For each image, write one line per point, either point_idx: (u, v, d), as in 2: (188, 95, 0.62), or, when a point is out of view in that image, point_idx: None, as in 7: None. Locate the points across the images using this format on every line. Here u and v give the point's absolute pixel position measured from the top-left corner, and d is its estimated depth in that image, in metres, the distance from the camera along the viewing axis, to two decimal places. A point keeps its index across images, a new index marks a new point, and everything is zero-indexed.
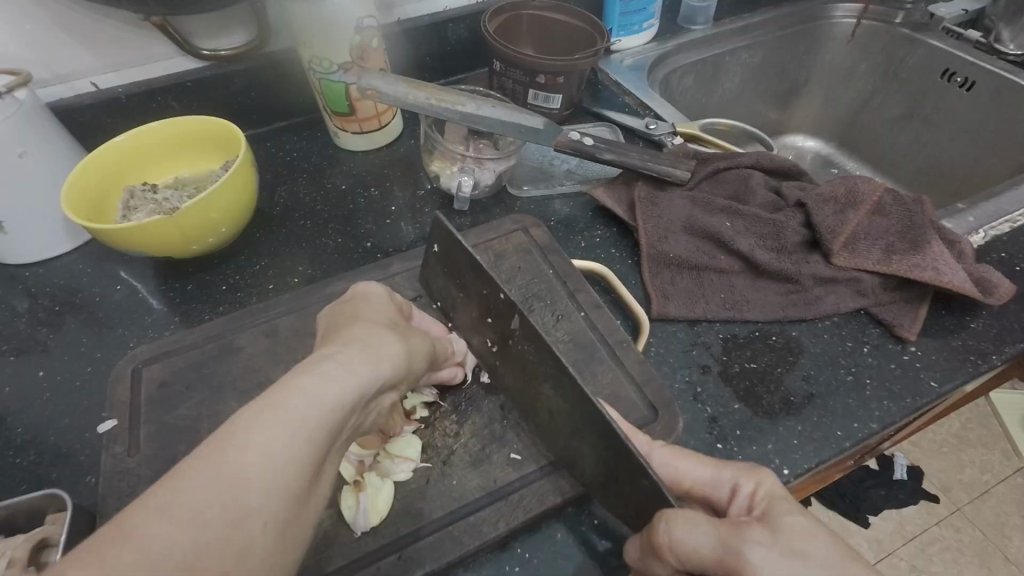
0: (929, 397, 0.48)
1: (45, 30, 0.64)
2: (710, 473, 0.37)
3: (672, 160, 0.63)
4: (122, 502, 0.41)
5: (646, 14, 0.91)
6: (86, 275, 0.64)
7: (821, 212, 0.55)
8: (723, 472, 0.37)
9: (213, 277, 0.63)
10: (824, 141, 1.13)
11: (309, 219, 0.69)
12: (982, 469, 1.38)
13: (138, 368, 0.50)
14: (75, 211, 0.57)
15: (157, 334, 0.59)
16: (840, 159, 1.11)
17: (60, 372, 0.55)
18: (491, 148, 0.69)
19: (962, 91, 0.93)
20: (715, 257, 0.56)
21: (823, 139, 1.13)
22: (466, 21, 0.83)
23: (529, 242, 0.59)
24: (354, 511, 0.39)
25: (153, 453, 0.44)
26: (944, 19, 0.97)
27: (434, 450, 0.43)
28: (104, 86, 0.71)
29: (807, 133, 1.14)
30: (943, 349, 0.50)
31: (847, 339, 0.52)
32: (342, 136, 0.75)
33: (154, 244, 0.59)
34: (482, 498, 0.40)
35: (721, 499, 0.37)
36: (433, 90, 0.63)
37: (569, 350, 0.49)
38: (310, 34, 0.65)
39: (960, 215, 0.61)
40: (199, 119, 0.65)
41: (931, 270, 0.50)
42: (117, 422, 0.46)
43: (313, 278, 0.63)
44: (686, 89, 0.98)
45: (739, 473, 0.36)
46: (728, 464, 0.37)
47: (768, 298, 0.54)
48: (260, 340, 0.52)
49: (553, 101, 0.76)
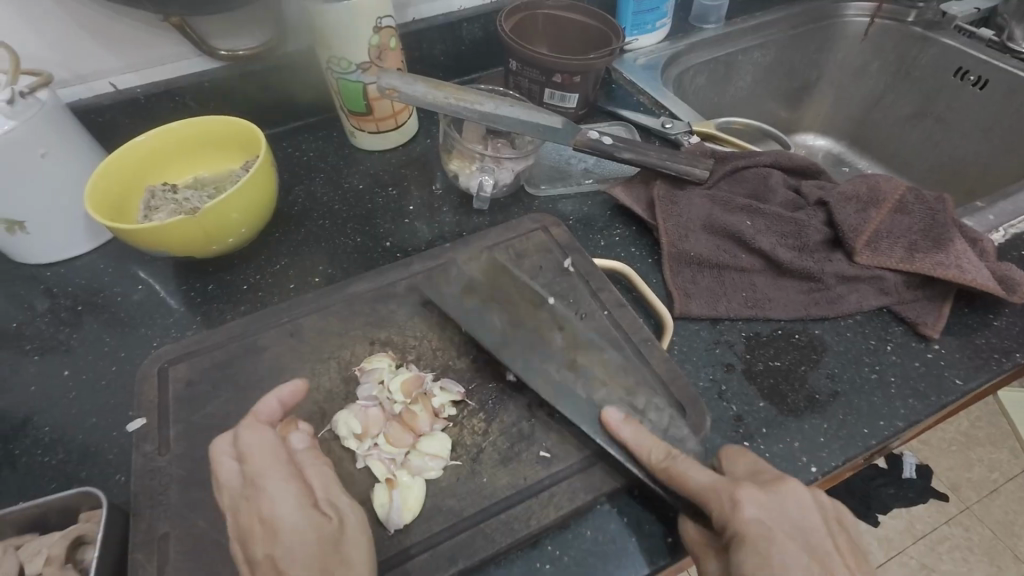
0: (954, 395, 0.48)
1: (66, 31, 0.65)
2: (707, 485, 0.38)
3: (690, 159, 0.63)
4: (154, 500, 0.42)
5: (659, 12, 0.91)
6: (107, 274, 0.65)
7: (842, 212, 0.55)
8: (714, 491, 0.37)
9: (234, 277, 0.63)
10: (835, 139, 1.13)
11: (328, 219, 0.69)
12: (991, 467, 1.38)
13: (164, 367, 0.50)
14: (98, 212, 0.58)
15: (179, 333, 0.59)
16: (851, 158, 1.11)
17: (84, 371, 0.55)
18: (508, 147, 0.69)
19: (975, 90, 0.93)
20: (736, 256, 0.57)
21: (834, 138, 1.14)
22: (481, 21, 0.83)
23: (549, 241, 0.59)
24: (387, 509, 0.40)
25: (182, 451, 0.44)
26: (957, 17, 0.97)
27: (463, 448, 0.43)
28: (122, 86, 0.71)
29: (817, 132, 1.15)
30: (967, 347, 0.50)
31: (870, 337, 0.52)
32: (358, 136, 0.75)
33: (176, 244, 0.59)
34: (513, 496, 0.41)
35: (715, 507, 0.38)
36: (452, 89, 0.63)
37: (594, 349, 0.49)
38: (329, 34, 0.65)
39: (980, 213, 0.61)
40: (218, 119, 0.65)
41: (955, 268, 0.50)
42: (146, 421, 0.46)
43: (334, 277, 0.63)
44: (698, 88, 0.98)
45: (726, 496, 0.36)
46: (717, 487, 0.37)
47: (790, 296, 0.54)
48: (285, 339, 0.52)
49: (569, 100, 0.76)
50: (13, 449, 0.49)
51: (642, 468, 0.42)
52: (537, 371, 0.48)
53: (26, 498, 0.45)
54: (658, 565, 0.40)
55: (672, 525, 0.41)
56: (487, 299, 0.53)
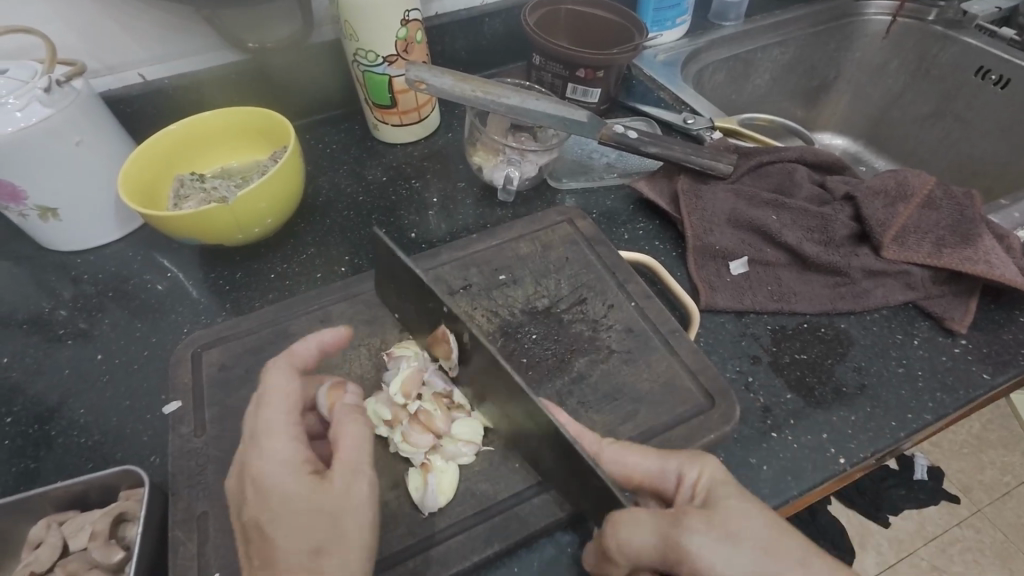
0: (982, 389, 0.48)
1: (98, 22, 0.66)
2: (658, 465, 0.39)
3: (714, 154, 0.64)
4: (191, 480, 0.42)
5: (679, 9, 0.91)
6: (136, 262, 0.66)
7: (868, 207, 0.55)
8: (668, 461, 0.39)
9: (261, 266, 0.64)
10: (851, 138, 1.13)
11: (352, 210, 0.70)
12: (1003, 470, 1.37)
13: (198, 352, 0.51)
14: (130, 199, 0.58)
15: (208, 320, 0.60)
16: (868, 157, 1.11)
17: (116, 356, 0.56)
18: (532, 140, 0.69)
19: (997, 89, 0.93)
20: (762, 250, 0.57)
21: (851, 137, 1.13)
22: (503, 16, 0.84)
23: (574, 233, 0.59)
24: (422, 491, 0.40)
25: (218, 433, 0.45)
26: (978, 16, 0.96)
27: (495, 434, 0.44)
28: (151, 77, 0.72)
29: (834, 131, 1.15)
30: (994, 343, 0.51)
31: (896, 331, 0.52)
32: (381, 128, 0.76)
33: (207, 232, 0.60)
34: (546, 481, 0.41)
35: (667, 488, 0.39)
36: (478, 82, 0.64)
37: (623, 340, 0.50)
38: (357, 27, 0.65)
39: (1005, 211, 0.61)
40: (246, 110, 0.66)
41: (983, 264, 0.51)
42: (182, 404, 0.47)
43: (359, 267, 0.64)
44: (716, 86, 0.99)
45: (682, 462, 0.38)
46: (671, 454, 0.39)
47: (816, 290, 0.54)
48: (315, 325, 0.52)
49: (591, 95, 0.76)
50: (49, 430, 0.50)
51: None
52: (566, 359, 0.48)
53: (64, 478, 0.46)
54: None
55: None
56: (514, 289, 0.54)
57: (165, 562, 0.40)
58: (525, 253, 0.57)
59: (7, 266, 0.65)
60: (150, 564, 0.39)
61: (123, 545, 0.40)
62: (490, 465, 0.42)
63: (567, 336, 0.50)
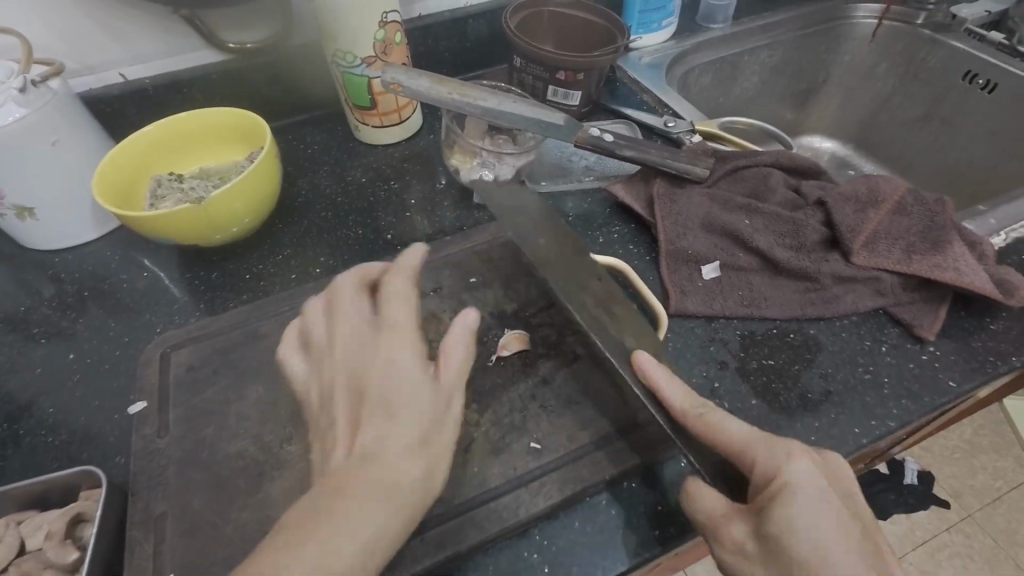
0: (948, 397, 0.48)
1: (77, 23, 0.66)
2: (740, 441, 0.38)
3: (690, 158, 0.64)
4: (152, 480, 0.43)
5: (665, 11, 0.91)
6: (113, 262, 0.66)
7: (839, 212, 0.55)
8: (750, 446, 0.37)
9: (237, 266, 0.64)
10: (841, 142, 1.13)
11: (330, 211, 0.70)
12: (993, 476, 1.37)
13: (166, 352, 0.51)
14: (105, 199, 0.59)
15: (182, 320, 0.60)
16: (857, 160, 1.10)
17: (89, 355, 0.56)
18: (510, 143, 0.69)
19: (984, 94, 0.93)
20: (733, 255, 0.57)
21: (840, 140, 1.13)
22: (486, 17, 0.84)
23: None
24: None
25: (182, 434, 0.45)
26: (967, 20, 0.96)
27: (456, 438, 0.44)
28: (132, 77, 0.72)
29: (823, 134, 1.14)
30: (963, 350, 0.50)
31: (865, 338, 0.52)
32: (362, 130, 0.76)
33: (181, 232, 0.60)
34: (503, 485, 0.41)
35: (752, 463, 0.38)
36: (454, 85, 0.64)
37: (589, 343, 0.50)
38: (335, 29, 0.65)
39: (982, 217, 0.61)
40: (224, 110, 0.66)
41: (952, 270, 0.50)
42: (147, 404, 0.47)
43: (334, 268, 0.64)
44: (704, 88, 0.98)
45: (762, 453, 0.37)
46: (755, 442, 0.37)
47: (786, 296, 0.54)
48: (285, 327, 0.53)
49: (571, 98, 0.76)
50: (18, 429, 0.51)
51: (632, 461, 0.43)
52: (531, 363, 0.48)
53: (30, 477, 0.47)
54: (643, 555, 0.40)
55: (658, 514, 0.42)
56: (483, 292, 0.54)
57: (122, 562, 0.41)
58: (498, 256, 0.58)
59: None
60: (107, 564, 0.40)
61: (80, 545, 0.40)
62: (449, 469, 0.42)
63: (534, 340, 0.50)
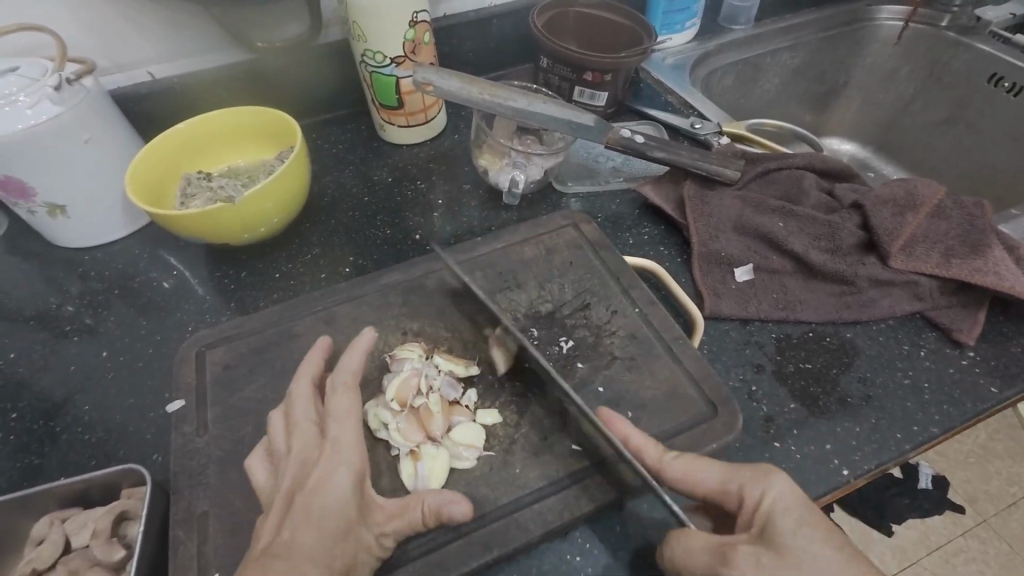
0: (989, 403, 0.47)
1: (109, 21, 0.66)
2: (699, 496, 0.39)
3: (722, 160, 0.63)
4: (194, 479, 0.43)
5: (689, 12, 0.91)
6: (142, 260, 0.66)
7: (875, 216, 0.55)
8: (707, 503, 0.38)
9: (266, 266, 0.64)
10: (861, 143, 1.12)
11: (357, 211, 0.70)
12: (1009, 481, 1.36)
13: (202, 351, 0.51)
14: (138, 198, 0.59)
15: (212, 319, 0.60)
16: (878, 163, 1.10)
17: (121, 353, 0.57)
18: (538, 143, 0.69)
19: (1009, 96, 0.92)
20: (767, 257, 0.57)
21: (860, 142, 1.12)
22: (512, 18, 0.84)
23: (579, 238, 0.59)
24: (414, 478, 0.41)
25: (220, 433, 0.45)
26: (992, 23, 0.95)
27: (496, 439, 0.43)
28: (160, 75, 0.72)
29: (842, 137, 1.13)
30: (1002, 356, 0.50)
31: (903, 342, 0.51)
32: (388, 129, 0.76)
33: (213, 231, 0.60)
34: (545, 487, 0.41)
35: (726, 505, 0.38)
36: (484, 85, 0.64)
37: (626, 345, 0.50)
38: (365, 29, 0.65)
39: (1016, 221, 0.60)
40: (254, 110, 0.66)
41: (993, 275, 0.50)
42: (185, 402, 0.47)
43: (363, 268, 0.64)
44: (725, 90, 0.98)
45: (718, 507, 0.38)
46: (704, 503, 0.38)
47: (821, 299, 0.54)
48: (319, 326, 0.53)
49: (598, 98, 0.76)
50: (54, 426, 0.51)
51: None
52: (569, 365, 0.48)
53: (67, 475, 0.47)
54: None
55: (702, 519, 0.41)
56: (518, 292, 0.54)
57: (165, 561, 0.41)
58: (530, 256, 0.57)
59: (15, 261, 0.66)
60: (151, 562, 0.40)
61: (124, 544, 0.40)
62: (490, 471, 0.42)
63: (570, 341, 0.50)
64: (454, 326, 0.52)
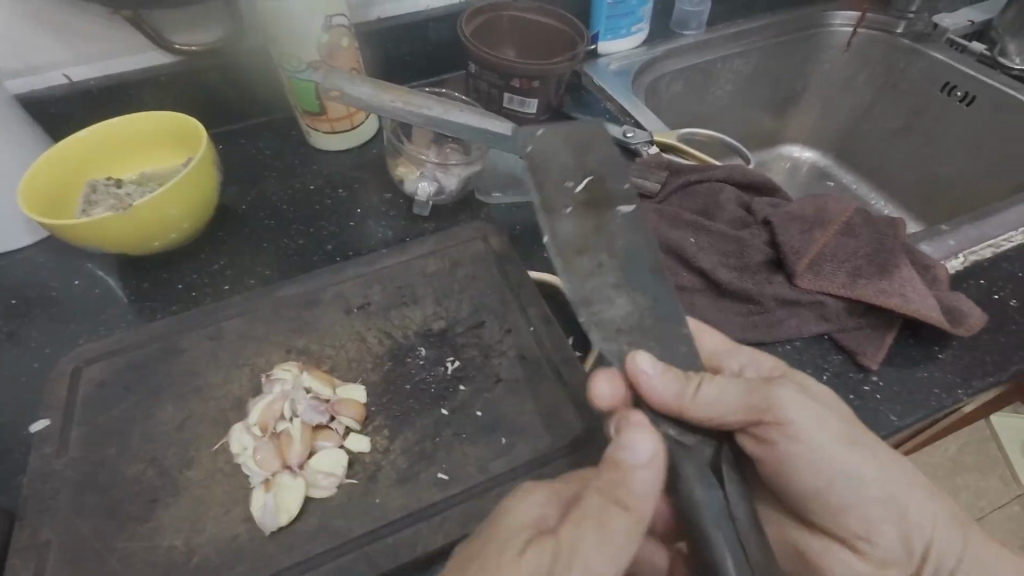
0: (887, 432, 0.45)
1: (17, 22, 0.64)
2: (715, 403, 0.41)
3: (641, 171, 0.61)
4: (44, 503, 0.41)
5: (634, 16, 0.89)
6: (47, 269, 0.64)
7: (784, 234, 0.53)
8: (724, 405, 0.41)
9: (171, 276, 0.62)
10: (821, 151, 1.10)
11: (273, 219, 0.68)
12: (977, 496, 1.34)
13: (78, 366, 0.49)
14: (32, 209, 0.57)
15: (108, 331, 0.58)
16: (837, 172, 1.08)
17: (8, 366, 0.55)
18: (458, 152, 0.67)
19: (963, 107, 0.90)
20: (676, 274, 0.55)
21: (820, 150, 1.10)
22: (448, 22, 0.82)
23: (486, 251, 0.57)
24: (262, 511, 0.39)
25: (81, 456, 0.43)
26: (948, 30, 0.94)
27: (361, 466, 0.42)
28: (77, 78, 0.70)
29: (806, 143, 1.10)
30: (907, 381, 0.48)
31: (807, 366, 0.49)
32: (314, 135, 0.74)
33: (111, 241, 0.58)
34: (404, 518, 0.39)
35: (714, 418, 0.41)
36: (397, 92, 0.62)
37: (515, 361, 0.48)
38: (278, 34, 0.64)
39: (941, 239, 0.59)
40: (165, 115, 0.64)
41: (897, 296, 0.48)
42: (50, 422, 0.45)
43: (271, 279, 0.62)
44: (675, 96, 0.96)
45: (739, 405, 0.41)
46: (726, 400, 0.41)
47: (727, 318, 0.52)
48: (204, 342, 0.51)
49: (528, 106, 0.74)
50: None
51: None
52: (451, 387, 0.46)
53: None
54: None
55: None
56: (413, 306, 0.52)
57: None
58: (432, 270, 0.56)
59: None
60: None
61: None
62: (350, 500, 0.40)
63: (457, 361, 0.48)
64: (341, 341, 0.50)
